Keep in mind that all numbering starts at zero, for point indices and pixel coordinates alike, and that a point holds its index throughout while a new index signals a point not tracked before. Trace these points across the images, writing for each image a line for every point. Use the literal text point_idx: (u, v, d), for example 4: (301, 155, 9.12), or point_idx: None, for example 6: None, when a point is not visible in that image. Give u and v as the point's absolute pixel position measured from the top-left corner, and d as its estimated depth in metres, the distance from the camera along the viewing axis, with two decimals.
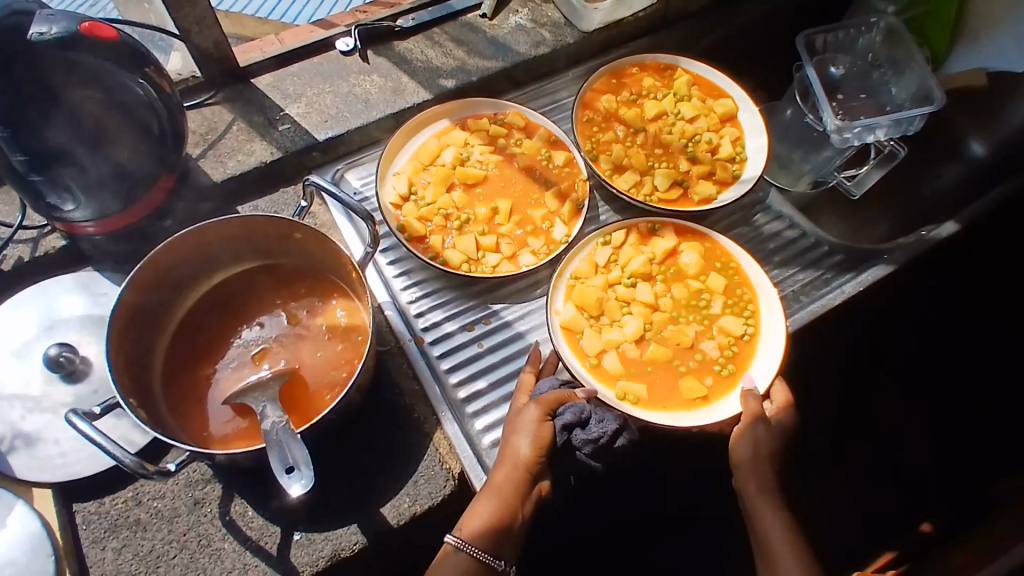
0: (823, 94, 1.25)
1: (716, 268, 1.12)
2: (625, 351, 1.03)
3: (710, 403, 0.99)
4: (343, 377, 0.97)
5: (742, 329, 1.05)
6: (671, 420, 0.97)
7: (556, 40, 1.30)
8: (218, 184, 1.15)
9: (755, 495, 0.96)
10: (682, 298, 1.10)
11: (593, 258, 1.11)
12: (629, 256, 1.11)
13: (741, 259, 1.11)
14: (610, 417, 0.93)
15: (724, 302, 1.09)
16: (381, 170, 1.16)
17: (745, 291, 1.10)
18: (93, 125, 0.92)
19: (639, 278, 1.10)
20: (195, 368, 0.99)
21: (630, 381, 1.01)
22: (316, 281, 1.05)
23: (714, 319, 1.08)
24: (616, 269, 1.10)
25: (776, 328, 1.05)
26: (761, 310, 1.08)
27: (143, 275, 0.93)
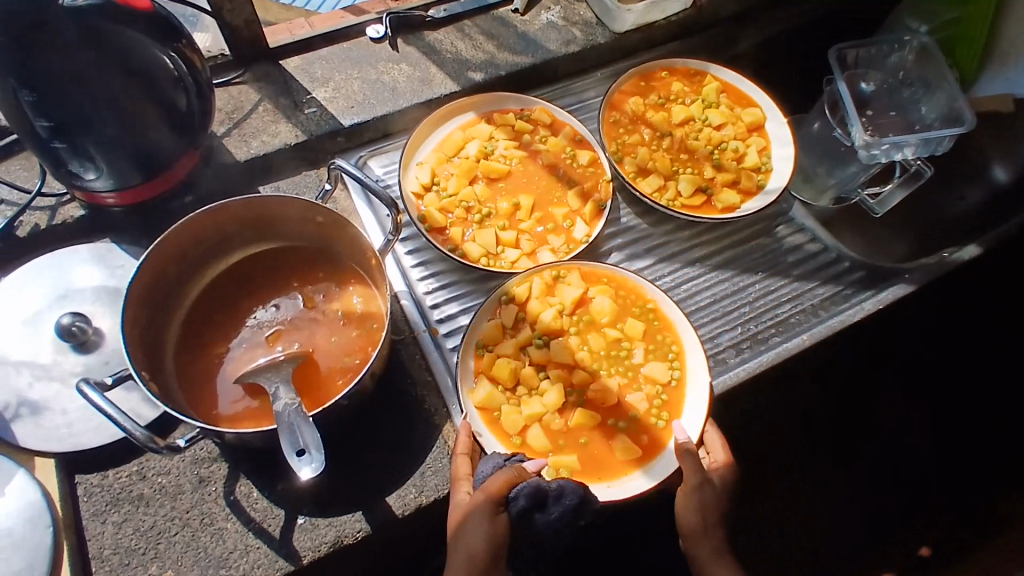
0: (853, 108, 1.24)
1: (632, 312, 1.05)
2: (549, 422, 0.96)
3: (647, 461, 0.94)
4: (357, 363, 0.96)
5: (667, 375, 1.00)
6: (612, 493, 0.91)
7: (587, 39, 1.29)
8: (241, 163, 1.14)
9: (712, 558, 0.93)
10: (599, 350, 1.02)
11: (500, 319, 1.02)
12: (537, 312, 1.03)
13: (656, 298, 1.05)
14: (570, 491, 0.84)
15: (645, 348, 1.03)
16: (405, 158, 1.16)
17: (665, 334, 1.03)
18: (121, 97, 0.91)
19: (551, 334, 1.02)
20: (207, 346, 0.98)
21: (561, 455, 0.94)
22: (333, 267, 1.04)
23: (637, 369, 1.01)
24: (526, 328, 1.03)
25: (701, 366, 1.00)
26: (683, 347, 1.02)
27: (160, 252, 0.92)
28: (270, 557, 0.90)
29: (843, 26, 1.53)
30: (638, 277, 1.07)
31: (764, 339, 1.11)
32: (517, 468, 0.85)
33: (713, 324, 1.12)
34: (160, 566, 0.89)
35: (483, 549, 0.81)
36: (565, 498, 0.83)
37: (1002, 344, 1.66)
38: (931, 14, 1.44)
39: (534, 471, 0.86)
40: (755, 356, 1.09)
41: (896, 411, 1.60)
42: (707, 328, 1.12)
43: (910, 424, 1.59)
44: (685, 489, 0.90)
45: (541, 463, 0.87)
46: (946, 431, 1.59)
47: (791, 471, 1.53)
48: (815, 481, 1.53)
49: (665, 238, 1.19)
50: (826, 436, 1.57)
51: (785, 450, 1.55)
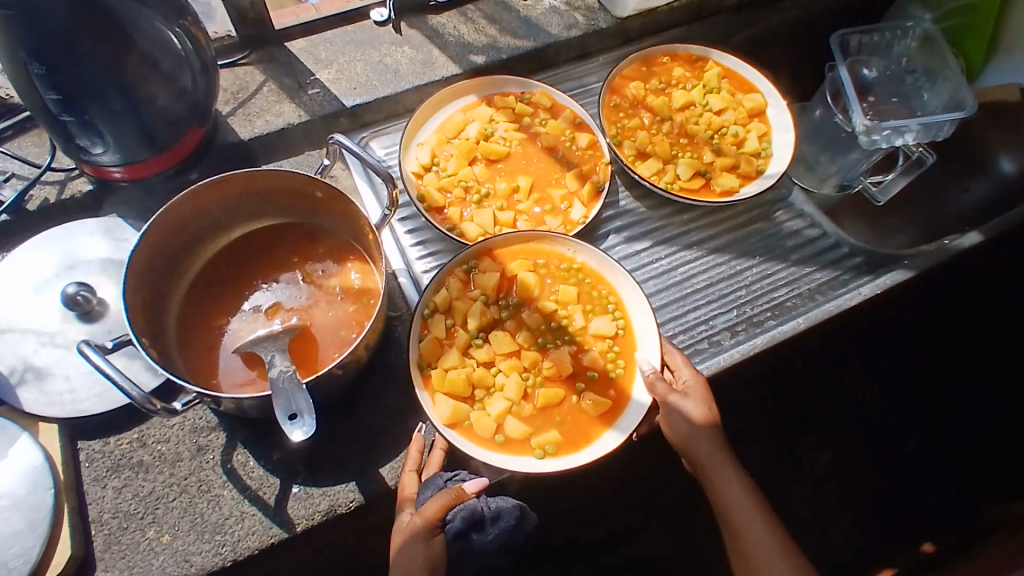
0: (855, 94, 1.24)
1: (560, 281, 1.06)
2: (519, 410, 0.95)
3: (621, 410, 0.96)
4: (353, 337, 0.98)
5: (613, 327, 1.02)
6: (609, 443, 0.93)
7: (589, 24, 1.30)
8: (246, 142, 1.16)
9: (714, 459, 0.94)
10: (538, 327, 1.02)
11: (434, 333, 0.98)
12: (464, 311, 1.00)
13: (578, 256, 1.07)
14: (510, 509, 0.97)
15: (583, 310, 1.04)
16: (406, 140, 1.17)
17: (596, 290, 1.06)
18: (128, 72, 0.93)
19: (486, 328, 1.01)
20: (209, 318, 1.00)
21: (542, 433, 0.94)
22: (334, 243, 1.06)
23: (582, 332, 1.03)
24: (460, 332, 1.00)
25: (640, 301, 1.03)
26: (618, 294, 1.05)
27: (162, 223, 0.94)
28: (264, 523, 0.92)
29: (847, 16, 1.52)
30: (553, 242, 1.08)
31: (760, 322, 1.12)
32: (456, 493, 0.88)
33: (709, 307, 1.13)
34: (157, 530, 0.92)
35: (421, 573, 0.85)
36: (500, 520, 0.96)
37: (1005, 342, 1.64)
38: (935, 4, 1.42)
39: (473, 491, 0.90)
40: (750, 338, 1.10)
41: (896, 406, 1.59)
42: (703, 310, 1.12)
43: (909, 419, 1.58)
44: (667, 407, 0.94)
45: (480, 482, 0.91)
46: (946, 427, 1.57)
47: (788, 463, 1.53)
48: (812, 474, 1.52)
49: (662, 222, 1.20)
50: (825, 429, 1.56)
51: (782, 441, 1.54)
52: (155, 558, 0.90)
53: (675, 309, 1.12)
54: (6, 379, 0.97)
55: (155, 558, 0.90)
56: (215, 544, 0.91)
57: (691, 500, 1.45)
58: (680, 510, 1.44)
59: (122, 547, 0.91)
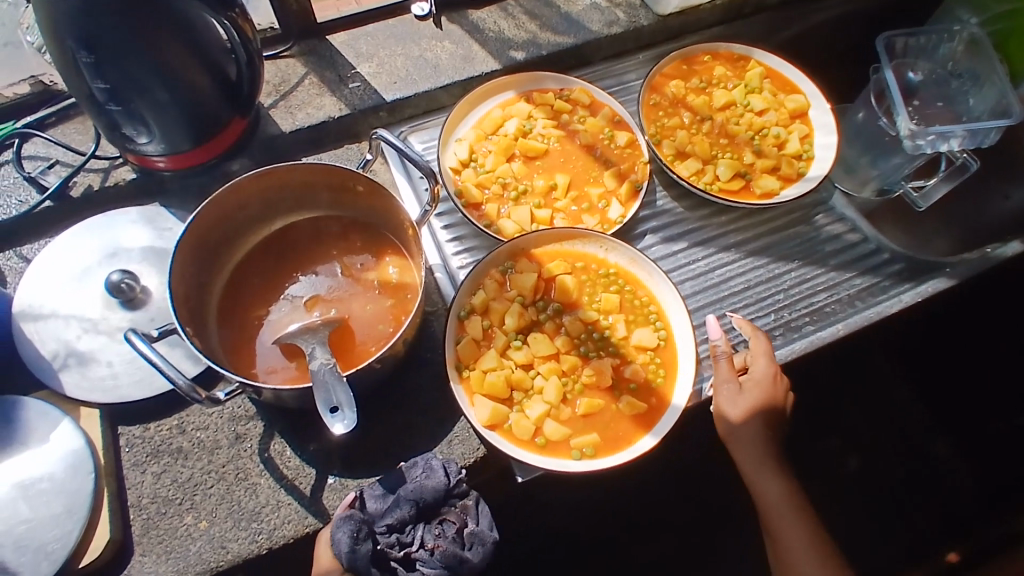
0: (900, 97, 1.22)
1: (599, 288, 1.06)
2: (559, 413, 0.95)
3: (657, 418, 0.96)
4: (390, 331, 0.99)
5: (656, 338, 1.01)
6: (652, 437, 0.94)
7: (630, 21, 1.28)
8: (287, 135, 1.16)
9: (752, 462, 0.98)
10: (578, 333, 1.02)
11: (471, 335, 0.99)
12: (501, 314, 1.01)
13: (616, 261, 1.07)
14: (435, 470, 0.92)
15: (625, 320, 1.04)
16: (445, 134, 1.17)
17: (638, 298, 1.05)
18: (174, 62, 0.94)
19: (524, 331, 1.01)
20: (249, 309, 1.01)
21: (582, 435, 0.94)
22: (373, 239, 1.06)
23: (624, 343, 1.02)
24: (498, 335, 1.00)
25: (681, 310, 1.02)
26: (660, 302, 1.05)
27: (205, 216, 0.95)
28: (300, 513, 0.93)
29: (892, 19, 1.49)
30: (591, 244, 1.07)
31: (798, 327, 1.10)
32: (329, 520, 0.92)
33: (746, 310, 1.12)
34: (195, 516, 0.93)
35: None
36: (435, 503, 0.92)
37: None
38: (982, 7, 1.38)
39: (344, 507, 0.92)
40: (787, 344, 1.09)
41: (924, 415, 1.57)
42: (741, 313, 1.11)
43: (937, 428, 1.56)
44: (722, 394, 0.98)
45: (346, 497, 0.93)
46: (975, 436, 1.55)
47: (814, 470, 1.51)
48: (836, 480, 1.50)
49: (701, 223, 1.19)
50: (850, 436, 1.55)
51: (808, 449, 1.52)
52: (193, 543, 0.91)
53: (712, 311, 1.11)
54: (50, 364, 0.98)
55: (192, 544, 0.91)
56: (251, 532, 0.92)
57: (715, 506, 1.44)
58: (702, 516, 1.43)
59: (160, 532, 0.92)
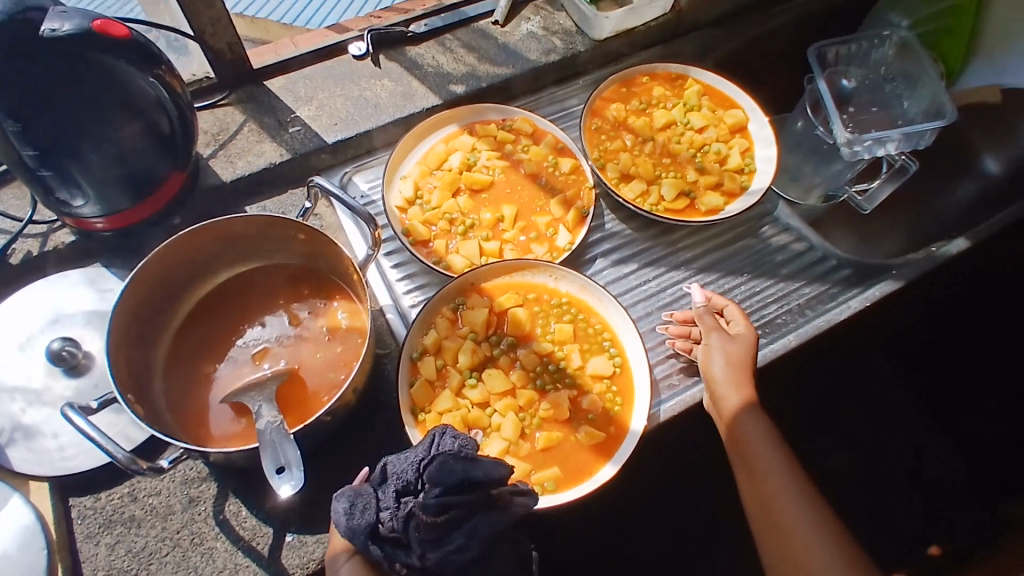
0: (834, 107, 1.24)
1: (552, 318, 1.06)
2: (518, 449, 0.95)
3: (615, 447, 0.96)
4: (342, 379, 0.98)
5: (611, 366, 1.01)
6: (613, 466, 0.94)
7: (567, 48, 1.29)
8: (227, 185, 1.15)
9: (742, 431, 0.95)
10: (533, 366, 1.02)
11: (424, 376, 0.98)
12: (454, 352, 1.01)
13: (568, 290, 1.07)
14: (419, 444, 0.82)
15: (579, 350, 1.04)
16: (389, 173, 1.17)
17: (591, 326, 1.05)
18: (104, 123, 0.93)
19: (478, 366, 1.01)
20: (197, 368, 1.00)
21: (542, 470, 0.94)
22: (320, 284, 1.05)
23: (581, 373, 1.02)
24: (453, 373, 1.00)
25: (634, 337, 1.02)
26: (613, 330, 1.05)
27: (142, 278, 0.93)
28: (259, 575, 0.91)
29: (828, 24, 1.51)
30: (542, 273, 1.08)
31: None
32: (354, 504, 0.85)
33: None
34: None
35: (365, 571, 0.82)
36: (408, 483, 0.79)
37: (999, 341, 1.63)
38: (912, 10, 1.45)
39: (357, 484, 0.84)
40: None
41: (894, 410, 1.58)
42: None
43: (907, 424, 1.58)
44: (709, 344, 1.02)
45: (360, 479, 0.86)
46: (946, 428, 1.57)
47: None
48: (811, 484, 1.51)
49: (649, 243, 1.20)
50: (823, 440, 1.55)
51: None
52: None
53: (666, 331, 1.12)
54: None
55: None
56: None
57: (692, 520, 1.44)
58: (684, 534, 1.43)
59: None
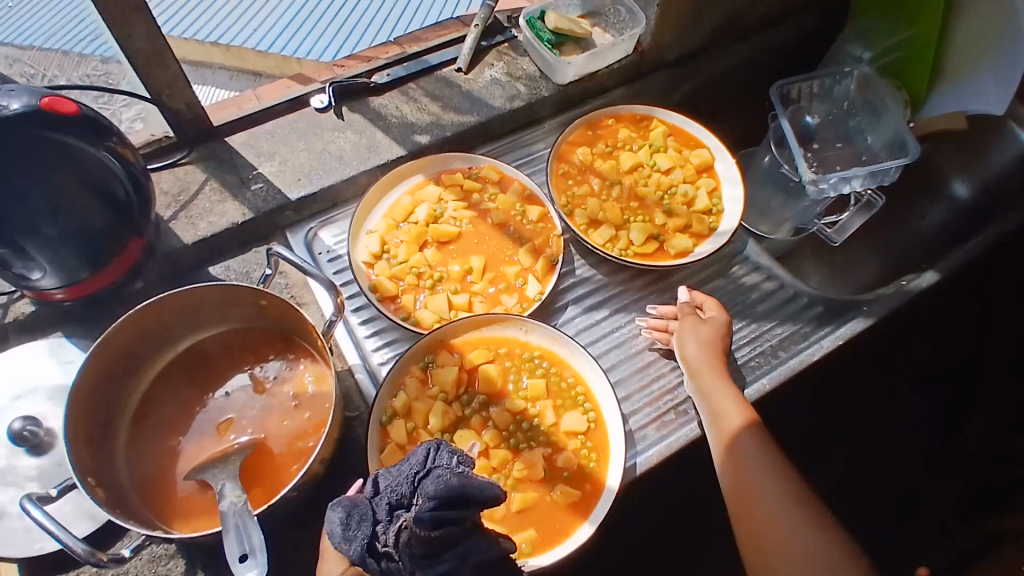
0: (798, 146, 1.25)
1: (524, 372, 1.05)
2: (492, 513, 0.93)
3: (591, 506, 0.94)
4: (310, 446, 0.96)
5: (585, 422, 1.00)
6: (590, 525, 0.93)
7: (531, 93, 1.30)
8: (190, 246, 1.13)
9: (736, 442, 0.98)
10: (505, 425, 1.00)
11: (395, 441, 0.97)
12: (424, 414, 0.99)
13: (539, 344, 1.06)
14: (415, 454, 0.76)
15: (553, 405, 1.02)
16: (354, 228, 1.16)
17: (564, 380, 1.04)
18: (59, 198, 0.90)
19: (451, 426, 0.99)
20: (162, 441, 0.98)
21: (518, 534, 0.93)
22: (285, 347, 1.03)
23: (555, 429, 1.01)
24: (424, 436, 0.98)
25: (608, 390, 1.02)
26: (587, 383, 1.04)
27: (100, 355, 0.91)
28: None
29: (789, 57, 1.53)
30: (512, 327, 1.07)
31: None
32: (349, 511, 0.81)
33: (674, 374, 1.11)
34: None
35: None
36: (403, 497, 0.74)
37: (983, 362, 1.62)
38: (874, 41, 1.43)
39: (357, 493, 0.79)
40: None
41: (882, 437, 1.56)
42: (668, 379, 1.11)
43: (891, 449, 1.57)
44: (685, 328, 1.08)
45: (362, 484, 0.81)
46: (930, 453, 1.56)
47: None
48: None
49: (620, 288, 1.19)
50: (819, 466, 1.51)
51: None
52: None
53: (640, 379, 1.11)
54: None
55: None
56: None
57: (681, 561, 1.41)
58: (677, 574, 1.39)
59: None
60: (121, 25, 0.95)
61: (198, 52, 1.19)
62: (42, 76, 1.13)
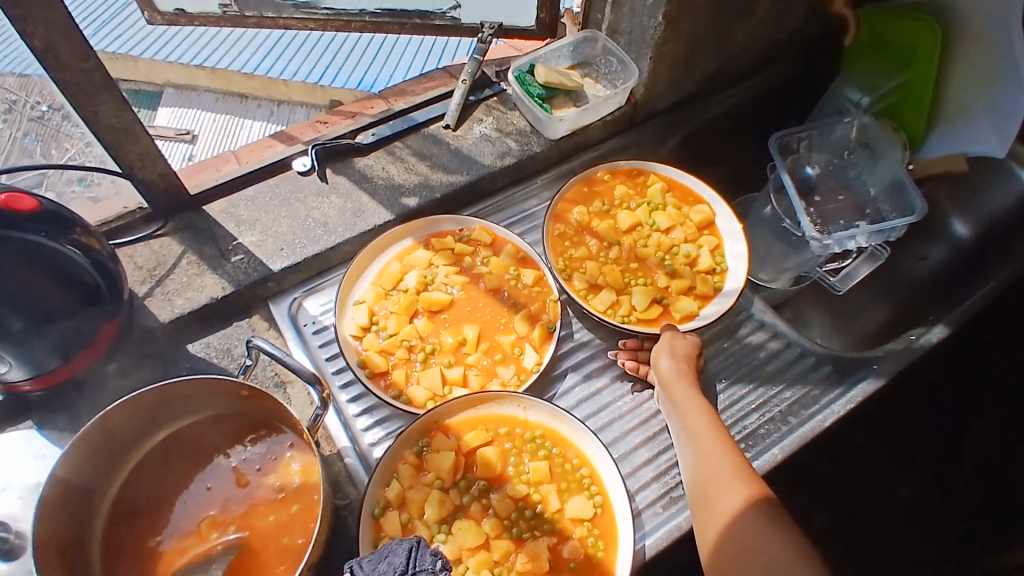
0: (799, 199, 1.22)
1: (526, 454, 0.99)
2: None
3: None
4: (299, 545, 0.89)
5: (591, 508, 0.94)
6: None
7: (522, 149, 1.25)
8: (166, 325, 1.07)
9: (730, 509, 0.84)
10: (507, 513, 0.94)
11: (388, 535, 0.90)
12: (419, 504, 0.93)
13: (540, 423, 1.01)
14: (396, 552, 0.70)
15: (557, 490, 0.97)
16: (341, 298, 1.11)
17: (568, 461, 0.99)
18: (21, 289, 0.84)
19: (447, 517, 0.93)
20: (139, 541, 0.91)
21: None
22: (269, 433, 0.95)
23: (559, 517, 0.95)
24: (421, 527, 0.92)
25: (614, 473, 0.96)
26: (592, 465, 0.98)
27: (70, 459, 0.84)
28: None
29: (782, 101, 1.50)
30: (508, 403, 1.02)
31: None
32: None
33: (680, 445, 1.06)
34: None
35: None
36: None
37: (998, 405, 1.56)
38: (869, 86, 1.39)
39: None
40: None
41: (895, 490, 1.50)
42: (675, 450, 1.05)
43: (902, 498, 1.53)
44: (660, 347, 1.06)
45: None
46: (942, 499, 1.53)
47: None
48: None
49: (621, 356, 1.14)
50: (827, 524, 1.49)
51: None
52: None
53: (646, 451, 1.05)
54: None
55: None
56: None
57: None
58: None
59: None
60: (88, 103, 0.90)
61: (182, 74, 1.44)
62: (24, 101, 1.03)
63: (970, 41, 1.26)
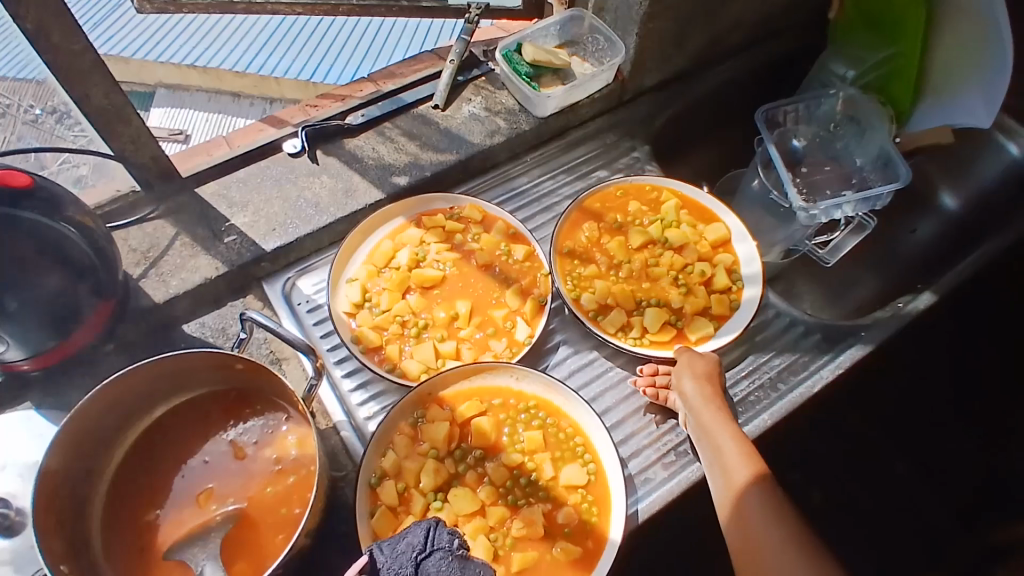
0: (786, 170, 1.24)
1: (520, 424, 1.00)
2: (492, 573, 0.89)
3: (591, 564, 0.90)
4: (296, 514, 0.91)
5: (585, 475, 0.96)
6: None
7: (511, 128, 1.27)
8: (161, 305, 1.08)
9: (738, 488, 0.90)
10: (502, 480, 0.96)
11: (385, 503, 0.92)
12: (415, 474, 0.94)
13: (534, 394, 1.02)
14: (413, 532, 0.72)
15: (552, 458, 0.98)
16: (334, 277, 1.12)
17: (562, 431, 1.00)
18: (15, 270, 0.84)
19: (444, 486, 0.94)
20: (138, 513, 0.92)
21: None
22: (266, 408, 0.96)
23: (554, 484, 0.96)
24: (417, 496, 0.93)
25: (608, 441, 0.97)
26: (586, 434, 1.00)
27: (68, 433, 0.85)
28: None
29: (769, 77, 1.51)
30: (502, 375, 1.03)
31: None
32: None
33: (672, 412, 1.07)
34: None
35: None
36: None
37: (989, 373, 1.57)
38: (856, 59, 1.39)
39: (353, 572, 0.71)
40: None
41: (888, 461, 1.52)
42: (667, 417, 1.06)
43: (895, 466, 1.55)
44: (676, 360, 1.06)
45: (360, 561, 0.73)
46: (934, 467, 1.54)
47: None
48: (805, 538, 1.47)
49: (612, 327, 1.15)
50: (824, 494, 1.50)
51: None
52: None
53: (638, 419, 1.07)
54: None
55: None
56: None
57: None
58: None
59: None
60: (79, 85, 0.91)
61: None
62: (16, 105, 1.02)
63: (956, 11, 1.26)
